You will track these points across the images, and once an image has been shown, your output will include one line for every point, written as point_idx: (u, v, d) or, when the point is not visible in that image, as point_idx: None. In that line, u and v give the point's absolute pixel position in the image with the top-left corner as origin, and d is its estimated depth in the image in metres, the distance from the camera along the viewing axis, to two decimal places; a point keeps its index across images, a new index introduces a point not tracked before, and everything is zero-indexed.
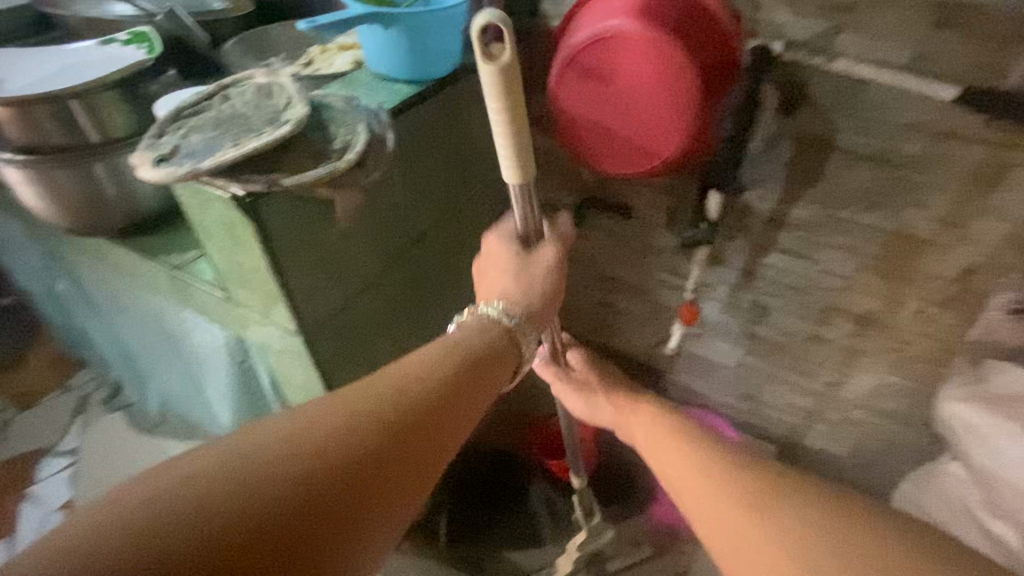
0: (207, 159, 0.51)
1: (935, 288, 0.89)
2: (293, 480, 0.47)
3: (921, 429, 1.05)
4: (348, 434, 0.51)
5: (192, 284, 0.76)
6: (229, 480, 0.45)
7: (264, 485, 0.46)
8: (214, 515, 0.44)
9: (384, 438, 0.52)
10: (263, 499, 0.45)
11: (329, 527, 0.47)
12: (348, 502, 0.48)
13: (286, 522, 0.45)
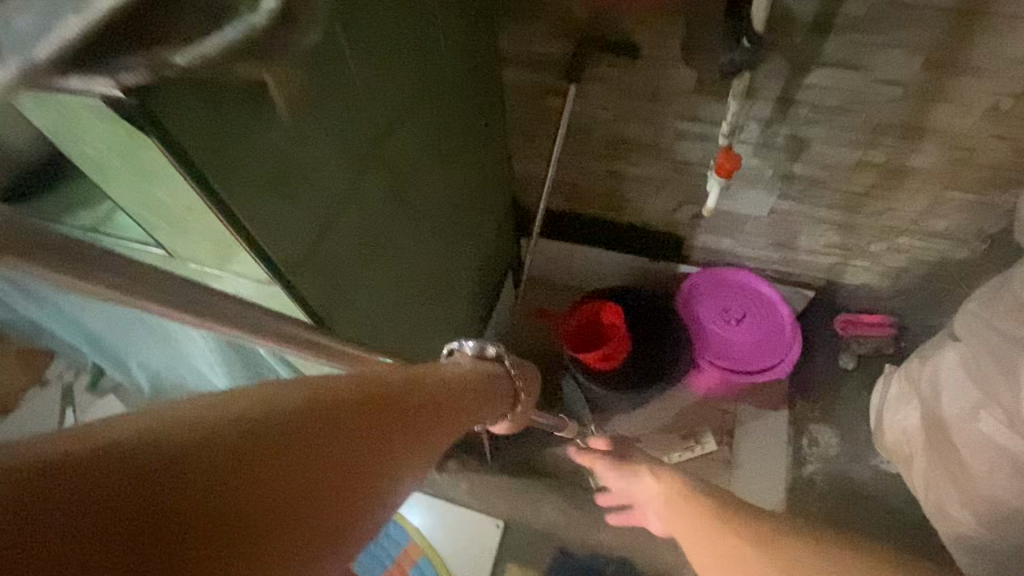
0: (39, 45, 0.31)
1: (1018, 75, 0.73)
2: (391, 420, 0.30)
3: (976, 242, 0.97)
4: (388, 399, 0.31)
5: (116, 246, 0.59)
6: (326, 410, 0.26)
7: (368, 418, 0.28)
8: (202, 427, 0.21)
9: (424, 426, 0.33)
10: (367, 435, 0.27)
11: (373, 509, 0.27)
12: (375, 490, 0.27)
13: (294, 478, 0.23)
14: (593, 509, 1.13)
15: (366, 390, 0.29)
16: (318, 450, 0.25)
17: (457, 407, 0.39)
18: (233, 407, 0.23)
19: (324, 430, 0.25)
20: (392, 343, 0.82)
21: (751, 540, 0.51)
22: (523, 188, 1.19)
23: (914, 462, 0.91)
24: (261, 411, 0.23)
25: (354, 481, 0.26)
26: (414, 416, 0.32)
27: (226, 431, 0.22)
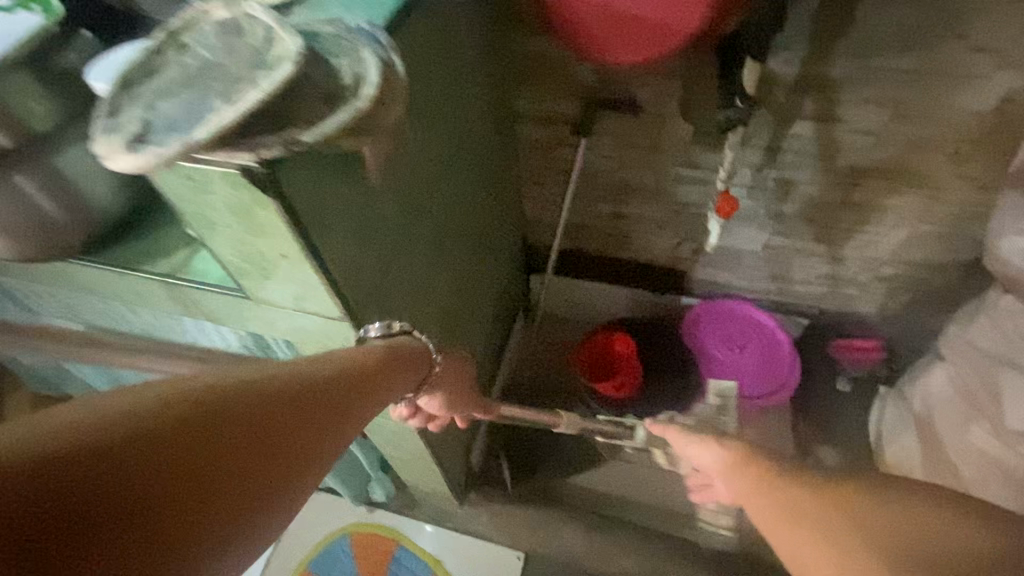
0: (197, 126, 0.39)
1: (973, 125, 0.84)
2: (280, 403, 0.39)
3: (951, 271, 1.06)
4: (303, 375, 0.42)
5: (193, 291, 0.65)
6: (219, 401, 0.35)
7: (257, 402, 0.37)
8: (108, 425, 0.30)
9: (338, 390, 0.45)
10: (254, 416, 0.36)
11: (264, 475, 0.36)
12: (294, 436, 0.39)
13: (188, 458, 0.32)
14: (611, 538, 1.16)
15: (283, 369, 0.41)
16: (250, 406, 0.36)
17: (371, 376, 0.51)
18: (182, 387, 0.34)
19: (253, 398, 0.37)
20: None
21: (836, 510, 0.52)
22: (534, 229, 1.28)
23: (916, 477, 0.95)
24: (207, 386, 0.35)
25: (278, 426, 0.38)
26: (305, 399, 0.41)
27: (182, 399, 0.34)
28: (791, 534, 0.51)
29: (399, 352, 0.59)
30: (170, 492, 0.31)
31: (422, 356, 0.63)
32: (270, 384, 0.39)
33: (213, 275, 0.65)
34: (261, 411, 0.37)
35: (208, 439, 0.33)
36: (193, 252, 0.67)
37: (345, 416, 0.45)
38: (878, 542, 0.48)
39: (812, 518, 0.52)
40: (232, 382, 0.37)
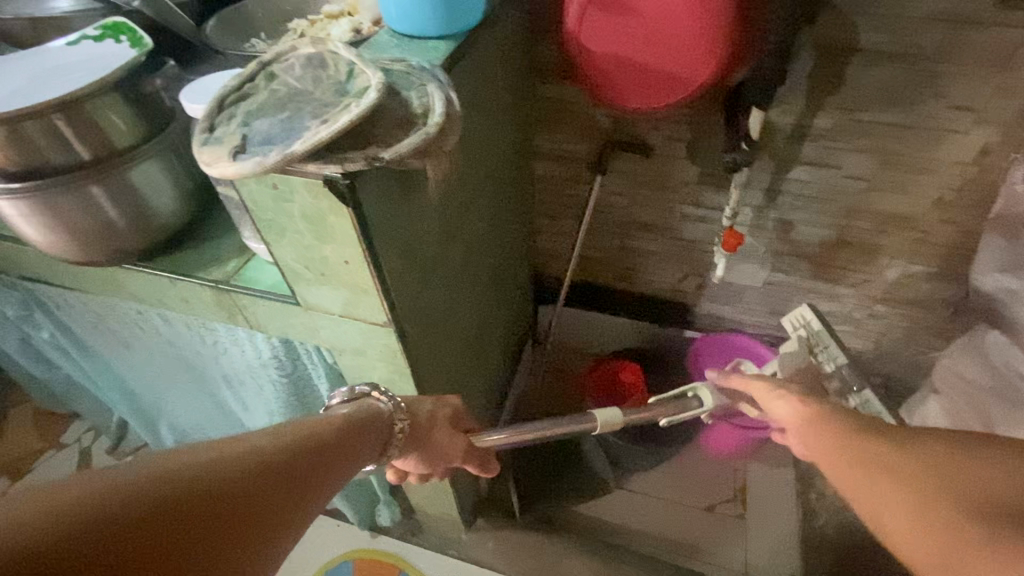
0: (293, 143, 0.46)
1: (954, 174, 0.92)
2: (242, 465, 0.39)
3: (939, 310, 1.12)
4: (243, 454, 0.40)
5: (241, 298, 0.70)
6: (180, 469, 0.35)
7: (217, 466, 0.37)
8: (62, 509, 0.30)
9: (285, 467, 0.42)
10: (214, 479, 0.36)
11: (227, 540, 0.35)
12: (237, 516, 0.36)
13: (147, 534, 0.32)
14: (619, 568, 1.16)
15: (222, 447, 0.39)
16: (178, 492, 0.34)
17: (327, 448, 0.48)
18: (121, 472, 0.33)
19: (192, 477, 0.35)
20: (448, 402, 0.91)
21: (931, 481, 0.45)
22: (545, 261, 1.34)
23: None
24: (130, 473, 0.33)
25: (219, 507, 0.36)
26: (267, 460, 0.41)
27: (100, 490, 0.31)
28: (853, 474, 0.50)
29: (356, 421, 0.58)
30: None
31: (380, 426, 0.62)
32: (214, 461, 0.37)
33: (262, 283, 0.70)
34: (188, 499, 0.34)
35: (140, 526, 0.32)
36: (244, 262, 0.72)
37: (312, 475, 0.44)
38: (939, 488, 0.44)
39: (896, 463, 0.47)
40: (165, 466, 0.35)
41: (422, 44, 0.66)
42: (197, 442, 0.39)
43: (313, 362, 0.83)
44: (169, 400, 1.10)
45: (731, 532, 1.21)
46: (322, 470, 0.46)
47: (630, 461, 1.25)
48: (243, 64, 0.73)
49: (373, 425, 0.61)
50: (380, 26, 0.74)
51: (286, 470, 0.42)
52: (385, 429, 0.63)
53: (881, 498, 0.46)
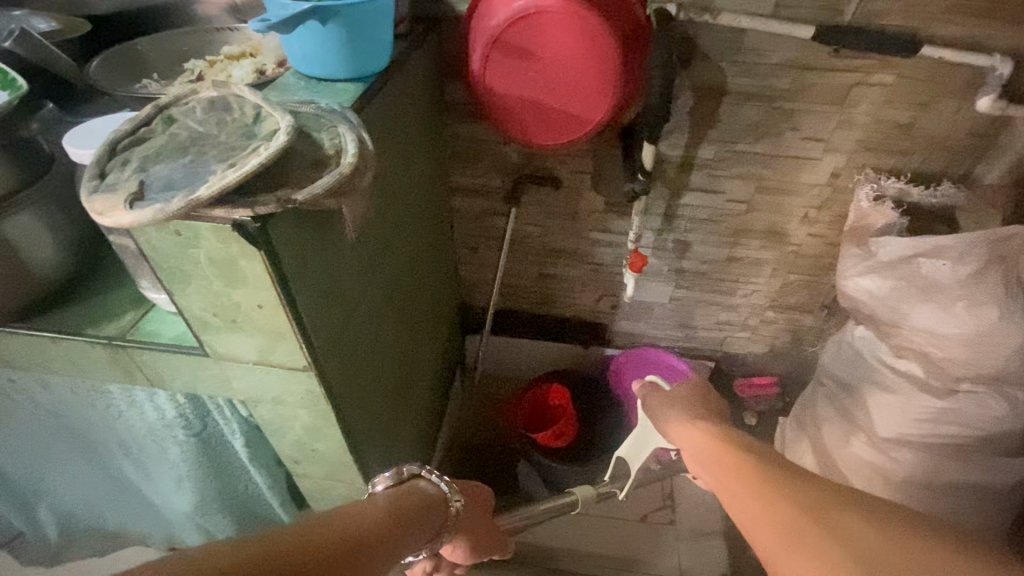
0: (197, 189, 0.45)
1: (815, 194, 1.06)
2: (314, 540, 0.44)
3: (817, 313, 1.27)
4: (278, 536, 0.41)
5: (140, 354, 0.65)
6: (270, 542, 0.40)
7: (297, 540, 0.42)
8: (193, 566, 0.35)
9: (379, 521, 0.54)
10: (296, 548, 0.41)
11: None
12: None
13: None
14: None
15: (330, 519, 0.48)
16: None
17: (382, 530, 0.52)
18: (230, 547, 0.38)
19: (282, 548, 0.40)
20: (379, 443, 0.88)
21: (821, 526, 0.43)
22: (468, 292, 1.36)
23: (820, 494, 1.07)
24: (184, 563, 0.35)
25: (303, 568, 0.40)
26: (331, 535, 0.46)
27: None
28: (788, 547, 0.43)
29: (401, 506, 0.61)
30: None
31: (433, 503, 0.66)
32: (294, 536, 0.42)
33: (164, 335, 0.65)
34: (319, 543, 0.44)
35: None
36: (142, 315, 0.67)
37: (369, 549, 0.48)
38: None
39: (842, 547, 0.41)
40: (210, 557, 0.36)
41: (330, 86, 0.67)
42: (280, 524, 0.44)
43: (226, 418, 0.78)
44: (52, 479, 0.97)
45: (664, 540, 1.26)
46: (377, 542, 0.50)
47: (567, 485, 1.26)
48: (134, 105, 0.69)
49: (426, 501, 0.65)
50: (284, 67, 0.74)
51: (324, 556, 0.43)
52: (440, 505, 0.67)
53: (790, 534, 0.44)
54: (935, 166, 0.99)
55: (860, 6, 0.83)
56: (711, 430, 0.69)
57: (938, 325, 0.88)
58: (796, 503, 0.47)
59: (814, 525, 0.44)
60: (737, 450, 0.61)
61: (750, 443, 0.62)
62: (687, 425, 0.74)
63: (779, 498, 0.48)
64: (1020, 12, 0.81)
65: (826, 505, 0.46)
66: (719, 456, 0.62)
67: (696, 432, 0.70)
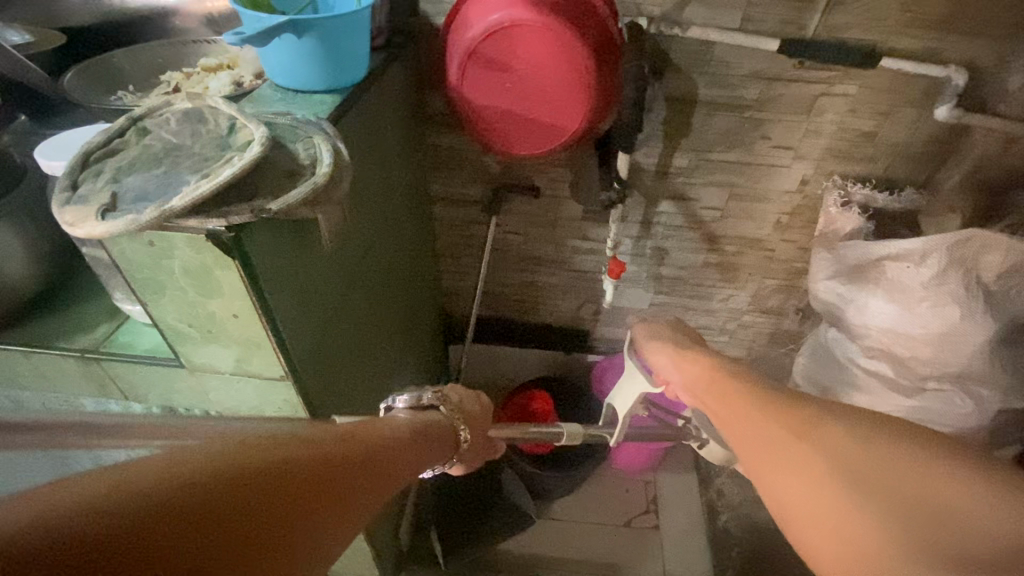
0: (171, 198, 0.45)
1: (786, 201, 1.09)
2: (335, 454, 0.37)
3: (792, 317, 1.30)
4: (306, 441, 0.35)
5: (113, 366, 0.64)
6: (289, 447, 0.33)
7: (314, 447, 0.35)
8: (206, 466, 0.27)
9: (394, 442, 0.48)
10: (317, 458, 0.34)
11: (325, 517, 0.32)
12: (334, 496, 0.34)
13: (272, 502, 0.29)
14: None
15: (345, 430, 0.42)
16: (223, 522, 0.26)
17: (399, 453, 0.47)
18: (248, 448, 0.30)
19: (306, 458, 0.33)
20: None
21: (817, 449, 0.39)
22: (450, 300, 1.37)
23: None
24: (220, 459, 0.28)
25: (326, 483, 0.33)
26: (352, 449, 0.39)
27: (193, 478, 0.26)
28: (775, 469, 0.40)
29: (418, 432, 0.56)
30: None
31: (440, 430, 0.62)
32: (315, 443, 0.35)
33: (139, 347, 0.64)
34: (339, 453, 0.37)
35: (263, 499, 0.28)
36: (115, 327, 0.67)
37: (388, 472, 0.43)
38: (886, 498, 0.35)
39: (830, 465, 0.38)
40: (182, 489, 0.25)
41: (307, 98, 0.68)
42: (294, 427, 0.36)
43: None
44: None
45: (648, 544, 1.26)
46: (395, 465, 0.44)
47: (552, 492, 1.26)
48: (109, 118, 0.69)
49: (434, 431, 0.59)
50: (262, 79, 0.74)
51: (348, 474, 0.36)
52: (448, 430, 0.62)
53: (788, 457, 0.40)
54: (898, 174, 1.02)
55: (822, 20, 0.87)
56: (695, 358, 0.61)
57: (902, 326, 0.91)
58: (778, 419, 0.43)
59: (800, 446, 0.40)
60: (715, 369, 0.56)
61: (727, 363, 0.57)
62: (663, 350, 0.68)
63: (762, 415, 0.44)
64: (973, 26, 0.85)
65: (809, 418, 0.42)
66: (699, 381, 0.56)
67: (672, 361, 0.64)
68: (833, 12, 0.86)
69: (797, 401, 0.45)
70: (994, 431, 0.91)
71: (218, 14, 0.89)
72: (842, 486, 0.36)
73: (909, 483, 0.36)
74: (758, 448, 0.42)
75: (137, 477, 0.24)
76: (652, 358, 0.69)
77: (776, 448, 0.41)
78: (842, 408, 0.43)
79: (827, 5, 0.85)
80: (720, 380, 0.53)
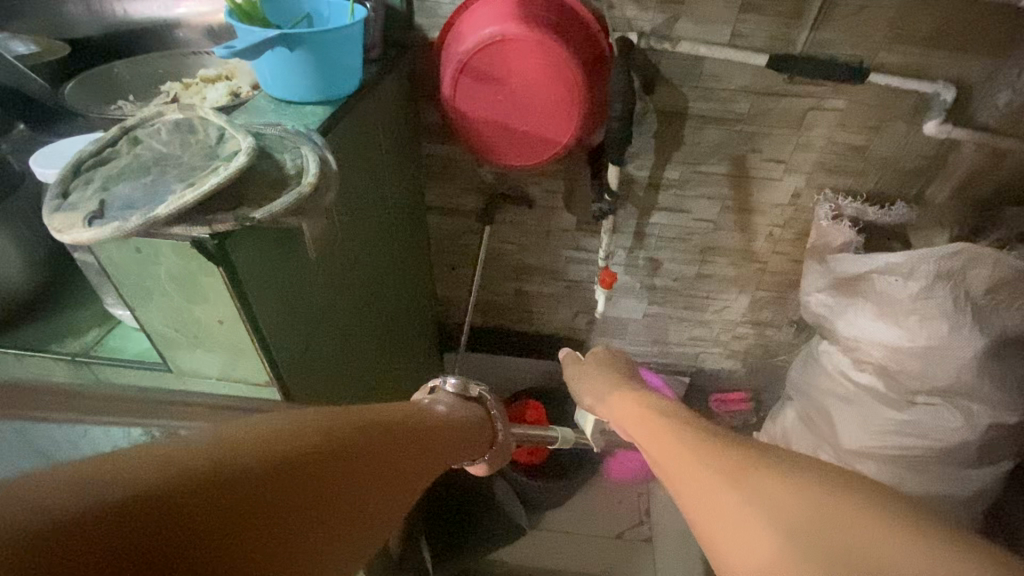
0: (157, 205, 0.46)
1: (778, 213, 1.10)
2: (334, 436, 0.38)
3: (786, 329, 1.30)
4: (330, 420, 0.40)
5: (102, 371, 0.65)
6: (284, 434, 0.35)
7: (314, 432, 0.37)
8: (201, 459, 0.29)
9: (409, 429, 0.50)
10: (314, 442, 0.36)
11: (325, 501, 0.34)
12: (335, 478, 0.36)
13: (268, 488, 0.31)
14: None
15: (355, 415, 0.44)
16: (216, 512, 0.28)
17: (411, 438, 0.49)
18: (241, 438, 0.32)
19: (299, 443, 0.35)
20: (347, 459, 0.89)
21: (754, 505, 0.39)
22: (445, 308, 1.37)
23: None
24: (263, 433, 0.34)
25: (324, 467, 0.35)
26: (354, 433, 0.41)
27: (205, 455, 0.30)
28: (719, 524, 0.40)
29: (449, 427, 0.58)
30: (253, 538, 0.29)
31: (481, 423, 0.66)
32: (313, 427, 0.37)
33: (128, 351, 0.66)
34: (339, 435, 0.39)
35: (258, 484, 0.31)
36: (106, 332, 0.68)
37: (395, 457, 0.44)
38: (820, 551, 0.34)
39: (769, 522, 0.37)
40: (178, 477, 0.28)
41: (299, 109, 0.69)
42: (293, 413, 0.38)
43: None
44: None
45: (640, 557, 1.26)
46: (404, 451, 0.46)
47: (542, 501, 1.25)
48: (106, 126, 0.71)
49: (458, 423, 0.61)
50: (257, 89, 0.76)
51: (349, 462, 0.38)
52: (472, 423, 0.64)
53: (728, 512, 0.40)
54: (889, 188, 1.03)
55: (811, 36, 0.88)
56: (644, 401, 0.63)
57: (892, 341, 0.91)
58: (722, 472, 0.42)
59: (739, 501, 0.40)
60: (667, 418, 0.55)
61: (669, 407, 0.59)
62: (617, 392, 0.71)
63: (705, 469, 0.44)
64: (959, 43, 0.86)
65: (747, 467, 0.42)
66: (644, 427, 0.57)
67: (625, 403, 0.66)
68: (821, 28, 0.87)
69: (741, 451, 0.44)
70: (985, 447, 0.91)
71: (218, 27, 0.91)
72: (779, 540, 0.36)
73: (844, 532, 0.34)
74: (703, 502, 0.42)
75: (204, 446, 0.30)
76: (618, 409, 0.66)
77: (719, 503, 0.41)
78: (778, 455, 0.43)
79: (816, 20, 0.86)
80: (661, 427, 0.54)
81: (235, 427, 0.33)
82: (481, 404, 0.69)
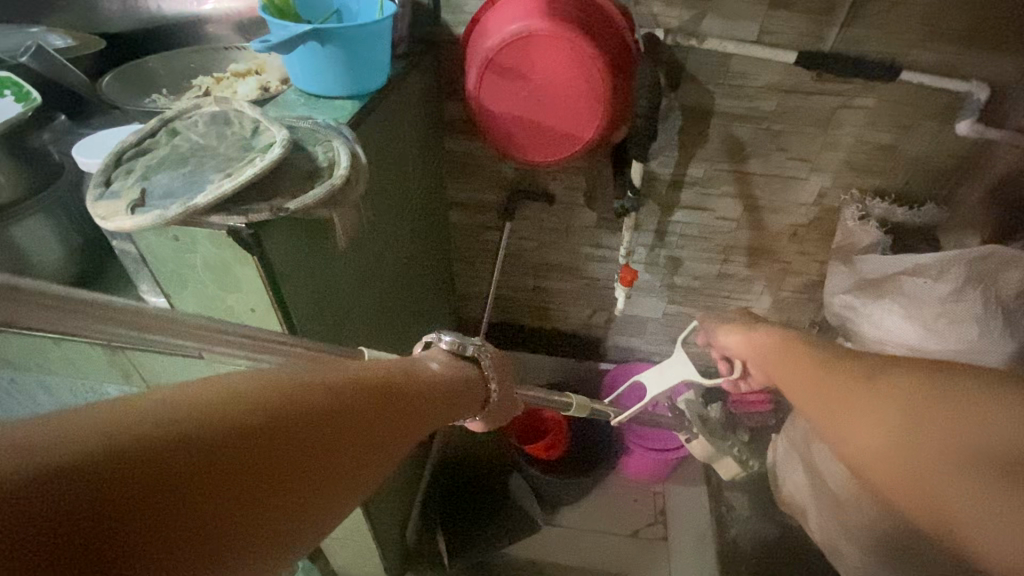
0: (194, 195, 0.48)
1: (803, 212, 1.09)
2: (330, 401, 0.32)
3: (808, 330, 1.28)
4: (327, 377, 0.34)
5: (137, 355, 0.68)
6: (265, 397, 0.29)
7: (305, 395, 0.31)
8: (149, 426, 0.24)
9: (421, 392, 0.44)
10: (303, 407, 0.30)
11: (302, 482, 0.29)
12: (318, 452, 0.30)
13: (232, 465, 0.26)
14: None
15: (358, 371, 0.38)
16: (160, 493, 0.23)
17: (422, 402, 0.42)
18: (209, 398, 0.27)
19: (278, 410, 0.29)
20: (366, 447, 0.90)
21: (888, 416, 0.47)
22: (464, 303, 1.38)
23: (809, 514, 0.97)
24: (243, 391, 0.28)
25: (308, 439, 0.30)
26: (354, 397, 0.35)
27: (157, 423, 0.25)
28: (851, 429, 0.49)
29: (451, 382, 0.52)
30: (209, 516, 0.25)
31: (475, 386, 0.56)
32: (306, 388, 0.32)
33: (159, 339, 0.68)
34: (334, 397, 0.33)
35: (221, 460, 0.26)
36: None
37: (401, 424, 0.38)
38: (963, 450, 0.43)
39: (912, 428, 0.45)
40: (116, 446, 0.23)
41: (329, 103, 0.70)
42: (283, 367, 0.32)
43: None
44: None
45: (655, 556, 1.25)
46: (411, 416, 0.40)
47: (558, 497, 1.26)
48: (141, 118, 0.73)
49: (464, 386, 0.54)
50: (286, 84, 0.77)
51: (343, 430, 0.32)
52: (474, 385, 0.57)
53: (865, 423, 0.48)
54: (918, 188, 1.01)
55: (841, 34, 0.87)
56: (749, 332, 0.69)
57: (918, 343, 0.89)
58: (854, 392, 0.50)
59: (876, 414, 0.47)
60: (779, 351, 0.61)
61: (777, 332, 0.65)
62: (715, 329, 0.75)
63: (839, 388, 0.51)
64: (996, 41, 0.84)
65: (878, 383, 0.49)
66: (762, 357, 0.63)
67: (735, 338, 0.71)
68: (851, 25, 0.86)
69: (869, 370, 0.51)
70: None
71: (247, 21, 0.93)
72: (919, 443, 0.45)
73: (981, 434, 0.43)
74: (837, 413, 0.50)
75: (164, 406, 0.25)
76: (720, 341, 0.73)
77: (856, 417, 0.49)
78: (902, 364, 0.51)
79: (846, 17, 0.85)
80: (782, 353, 0.60)
81: (210, 380, 0.28)
82: (475, 364, 0.60)
